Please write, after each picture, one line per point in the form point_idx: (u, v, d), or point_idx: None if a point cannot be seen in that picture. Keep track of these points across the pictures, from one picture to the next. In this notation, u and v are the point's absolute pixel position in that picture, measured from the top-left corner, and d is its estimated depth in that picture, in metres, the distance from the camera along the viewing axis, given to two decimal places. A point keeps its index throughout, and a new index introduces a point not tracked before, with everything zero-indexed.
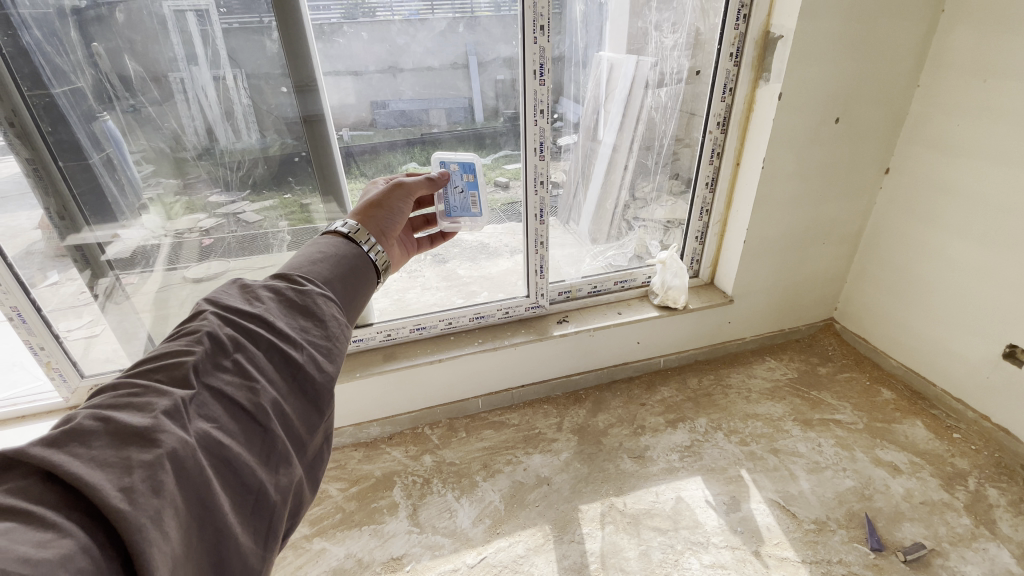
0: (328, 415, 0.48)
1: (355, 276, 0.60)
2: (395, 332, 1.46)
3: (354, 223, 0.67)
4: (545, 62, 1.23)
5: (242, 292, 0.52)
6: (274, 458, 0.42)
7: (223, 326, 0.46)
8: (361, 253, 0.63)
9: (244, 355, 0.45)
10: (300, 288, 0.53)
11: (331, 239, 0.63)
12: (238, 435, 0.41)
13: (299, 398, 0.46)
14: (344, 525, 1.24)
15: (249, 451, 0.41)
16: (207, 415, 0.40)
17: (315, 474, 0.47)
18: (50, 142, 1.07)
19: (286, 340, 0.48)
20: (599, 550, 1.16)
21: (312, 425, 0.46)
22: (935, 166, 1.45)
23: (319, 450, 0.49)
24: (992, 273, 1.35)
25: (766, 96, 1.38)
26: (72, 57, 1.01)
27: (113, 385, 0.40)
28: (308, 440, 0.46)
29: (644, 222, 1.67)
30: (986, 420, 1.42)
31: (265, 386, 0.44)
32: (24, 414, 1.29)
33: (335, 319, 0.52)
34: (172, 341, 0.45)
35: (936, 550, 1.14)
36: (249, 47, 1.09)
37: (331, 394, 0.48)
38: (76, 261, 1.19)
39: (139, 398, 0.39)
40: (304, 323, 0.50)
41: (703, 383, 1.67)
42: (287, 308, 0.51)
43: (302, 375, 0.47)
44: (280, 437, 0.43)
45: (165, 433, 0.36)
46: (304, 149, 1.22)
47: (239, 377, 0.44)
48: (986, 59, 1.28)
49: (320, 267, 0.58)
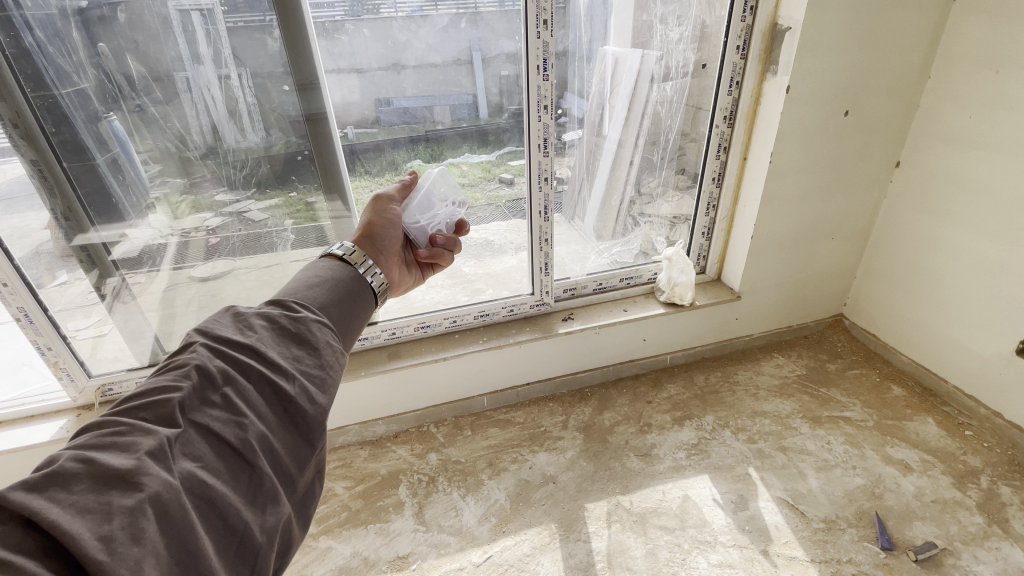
0: (319, 449, 0.48)
1: (351, 299, 0.60)
2: (400, 330, 1.46)
3: (349, 245, 0.66)
4: (549, 58, 1.22)
5: (234, 320, 0.52)
6: (261, 497, 0.41)
7: (213, 358, 0.46)
8: (357, 276, 0.63)
9: (233, 389, 0.45)
10: (295, 315, 0.53)
11: (326, 263, 0.62)
12: (225, 473, 0.40)
13: (289, 431, 0.46)
14: (350, 523, 1.24)
15: (235, 489, 0.40)
16: (192, 453, 0.40)
17: (305, 510, 0.46)
18: (54, 143, 1.07)
19: (277, 372, 0.48)
20: (605, 549, 1.15)
21: (301, 459, 0.46)
22: (946, 161, 1.42)
23: (310, 485, 0.48)
24: (1009, 268, 1.32)
25: (773, 89, 1.36)
26: (75, 58, 1.01)
27: (99, 423, 0.40)
28: (297, 475, 0.45)
29: (649, 217, 1.65)
30: (999, 417, 1.40)
31: (253, 422, 0.43)
32: (33, 413, 1.30)
33: (329, 347, 0.52)
34: (161, 376, 0.44)
35: (948, 549, 1.12)
36: (251, 46, 1.09)
37: (322, 426, 0.47)
38: (82, 262, 1.20)
39: (125, 437, 0.39)
40: (297, 353, 0.50)
41: (710, 381, 1.66)
42: (279, 337, 0.51)
43: (293, 408, 0.46)
44: (267, 474, 0.42)
45: (147, 476, 0.36)
46: (308, 148, 1.21)
47: (227, 412, 0.43)
48: (999, 50, 1.25)
49: (316, 291, 0.58)
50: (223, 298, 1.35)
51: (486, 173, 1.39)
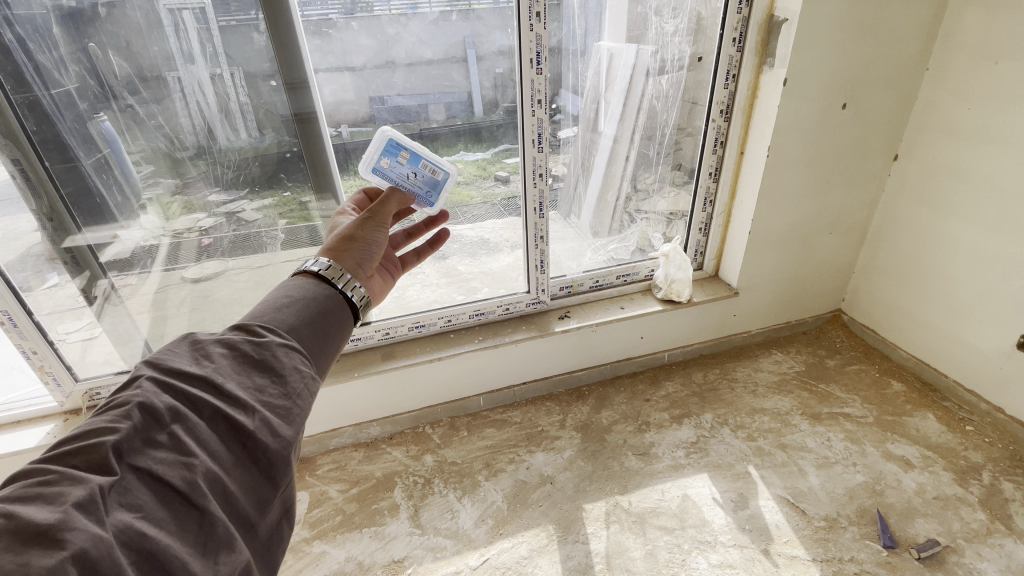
0: (283, 486, 0.45)
1: (327, 318, 0.58)
2: (394, 330, 1.44)
3: (326, 259, 0.63)
4: (542, 51, 1.19)
5: (191, 349, 0.49)
6: (213, 545, 0.38)
7: (159, 393, 0.43)
8: (334, 293, 0.60)
9: (182, 427, 0.42)
10: (258, 340, 0.51)
11: (300, 282, 0.60)
12: (168, 523, 0.37)
13: (247, 469, 0.43)
14: (344, 527, 1.23)
15: (182, 539, 0.37)
16: (131, 503, 0.37)
17: (269, 555, 0.44)
18: (36, 142, 1.04)
19: (234, 405, 0.45)
20: (605, 551, 1.14)
21: (262, 499, 0.43)
22: (947, 156, 1.40)
23: (274, 526, 0.45)
24: (1013, 262, 1.30)
25: (770, 82, 1.34)
26: (56, 54, 0.98)
27: (27, 472, 0.37)
28: (257, 517, 0.43)
29: (646, 214, 1.64)
30: (1000, 412, 1.39)
31: (203, 461, 0.40)
32: (20, 419, 1.28)
33: (296, 373, 0.50)
34: (101, 415, 0.41)
35: (950, 547, 1.11)
36: (237, 42, 1.06)
37: (286, 461, 0.45)
38: (67, 265, 1.16)
39: (53, 488, 0.35)
40: (259, 382, 0.48)
41: (708, 378, 1.65)
42: (240, 366, 0.48)
43: (252, 443, 0.44)
44: (220, 519, 0.39)
45: (73, 531, 0.32)
46: (298, 146, 1.19)
47: (174, 452, 0.40)
48: (997, 41, 1.24)
49: (285, 313, 0.55)
50: (215, 299, 1.33)
51: (481, 171, 1.36)
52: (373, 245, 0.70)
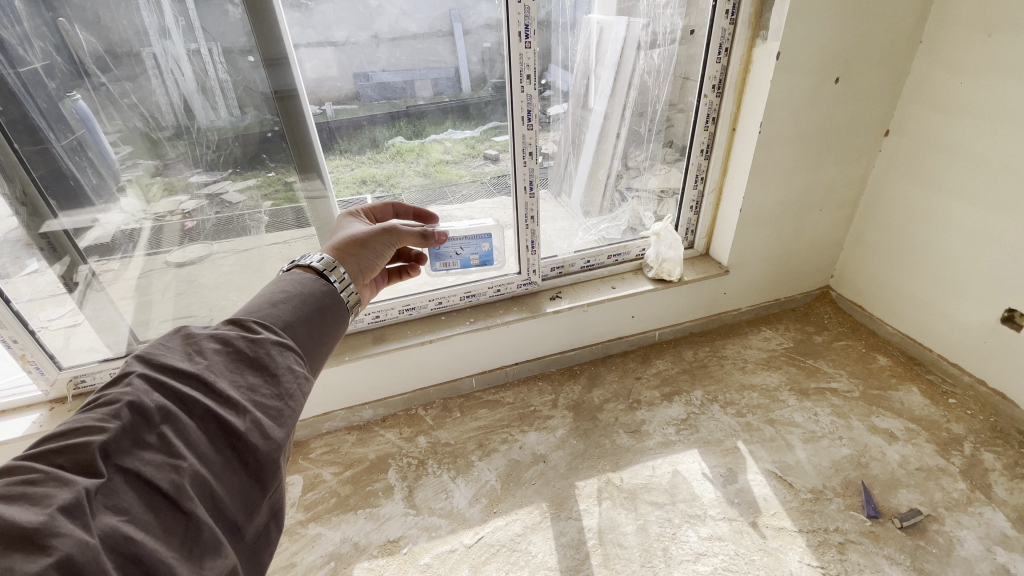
0: (273, 488, 0.44)
1: (324, 315, 0.56)
2: (384, 313, 1.42)
3: (329, 258, 0.62)
4: (531, 24, 1.15)
5: (184, 343, 0.48)
6: (199, 550, 0.37)
7: (149, 391, 0.42)
8: (332, 291, 0.58)
9: (172, 427, 0.41)
10: (252, 336, 0.49)
11: (299, 277, 0.58)
12: (154, 528, 0.36)
13: (237, 471, 0.42)
14: (339, 509, 1.23)
15: (168, 544, 0.36)
16: (117, 506, 0.36)
17: (257, 558, 0.43)
18: (3, 123, 0.98)
19: (226, 405, 0.44)
20: (597, 527, 1.16)
21: (251, 503, 0.43)
22: (940, 132, 1.40)
23: (261, 529, 0.45)
24: (1000, 239, 1.31)
25: (763, 56, 1.32)
26: (20, 29, 0.93)
27: (10, 469, 0.35)
28: (244, 520, 0.42)
29: (637, 192, 1.62)
30: (982, 385, 1.42)
31: (192, 464, 0.39)
32: (3, 409, 1.25)
33: (290, 373, 0.49)
34: (88, 412, 0.40)
35: (932, 516, 1.14)
36: (213, 15, 1.00)
37: (276, 464, 0.44)
38: (43, 250, 1.13)
39: (37, 488, 0.34)
40: (252, 381, 0.47)
41: (698, 355, 1.67)
42: (233, 363, 0.47)
43: (242, 445, 0.43)
44: (206, 524, 0.38)
45: (58, 537, 0.31)
46: (279, 125, 1.14)
47: (163, 454, 0.39)
48: (990, 13, 1.22)
49: (281, 308, 0.54)
50: (201, 283, 1.30)
51: (469, 149, 1.34)
52: (378, 257, 0.71)
